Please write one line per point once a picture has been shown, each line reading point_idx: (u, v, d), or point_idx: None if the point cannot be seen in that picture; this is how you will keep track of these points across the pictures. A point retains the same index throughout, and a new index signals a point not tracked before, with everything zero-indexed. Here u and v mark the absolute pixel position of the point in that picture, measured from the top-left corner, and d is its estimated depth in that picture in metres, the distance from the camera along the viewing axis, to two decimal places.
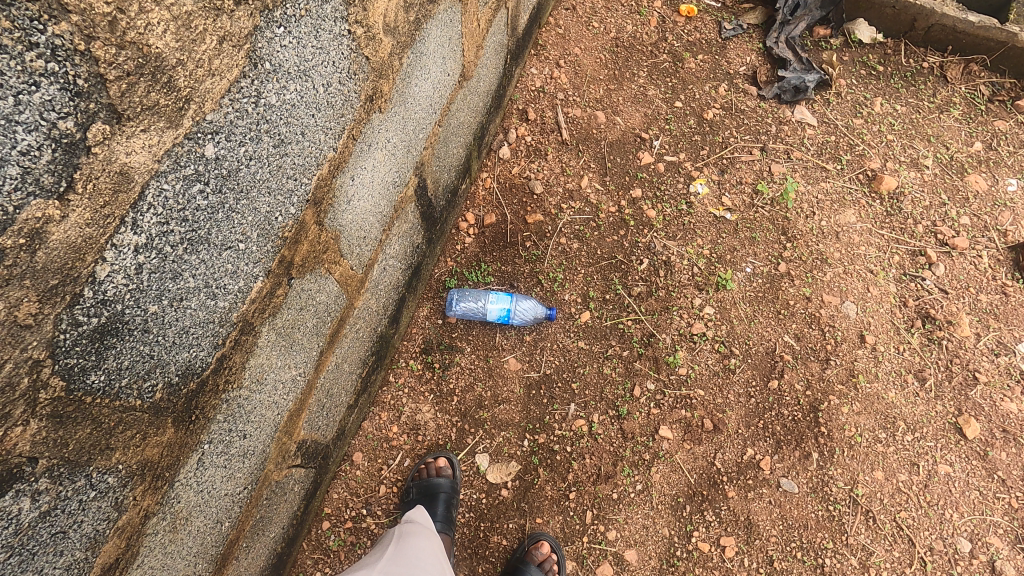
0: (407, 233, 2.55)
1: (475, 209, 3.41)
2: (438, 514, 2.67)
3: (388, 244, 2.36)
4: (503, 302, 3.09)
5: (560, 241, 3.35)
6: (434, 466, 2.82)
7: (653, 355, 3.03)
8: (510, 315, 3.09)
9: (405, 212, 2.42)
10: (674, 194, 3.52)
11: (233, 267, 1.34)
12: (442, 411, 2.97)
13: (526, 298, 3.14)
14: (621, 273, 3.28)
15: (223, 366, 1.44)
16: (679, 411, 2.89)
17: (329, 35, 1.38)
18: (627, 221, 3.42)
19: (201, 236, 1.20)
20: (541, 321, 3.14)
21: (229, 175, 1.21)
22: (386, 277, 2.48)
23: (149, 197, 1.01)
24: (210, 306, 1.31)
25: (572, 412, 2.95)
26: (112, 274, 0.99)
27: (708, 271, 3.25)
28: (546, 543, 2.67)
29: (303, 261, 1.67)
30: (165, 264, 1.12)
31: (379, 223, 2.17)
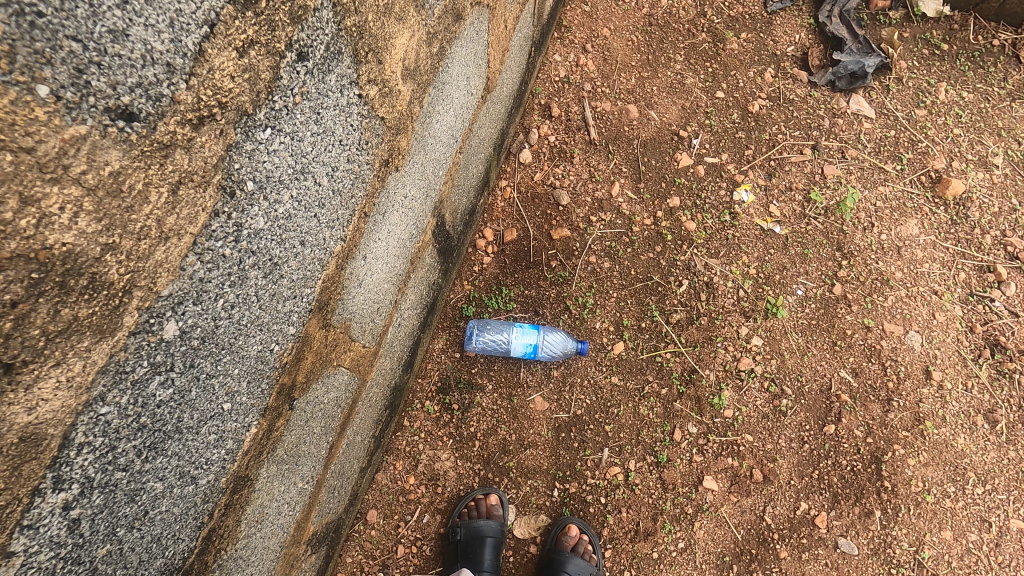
0: (424, 277, 2.20)
1: (494, 224, 3.03)
2: (486, 559, 2.50)
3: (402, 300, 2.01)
4: (529, 336, 2.76)
5: (589, 260, 2.99)
6: (485, 504, 2.59)
7: (695, 395, 2.74)
8: (537, 351, 2.76)
9: (421, 258, 2.05)
10: (716, 202, 3.13)
11: (218, 433, 1.05)
12: (463, 458, 2.70)
13: (554, 330, 2.82)
14: (658, 297, 2.93)
15: (214, 538, 1.14)
16: (725, 459, 2.62)
17: (335, 111, 1.06)
18: (664, 235, 3.04)
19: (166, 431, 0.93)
20: (572, 355, 2.81)
21: (201, 343, 0.94)
22: (401, 332, 2.13)
23: (78, 437, 0.78)
24: (189, 492, 1.02)
25: (606, 459, 2.68)
26: (30, 558, 0.77)
27: (756, 295, 2.91)
28: (574, 526, 2.56)
29: (309, 374, 1.35)
30: (116, 492, 0.87)
31: (393, 285, 1.81)
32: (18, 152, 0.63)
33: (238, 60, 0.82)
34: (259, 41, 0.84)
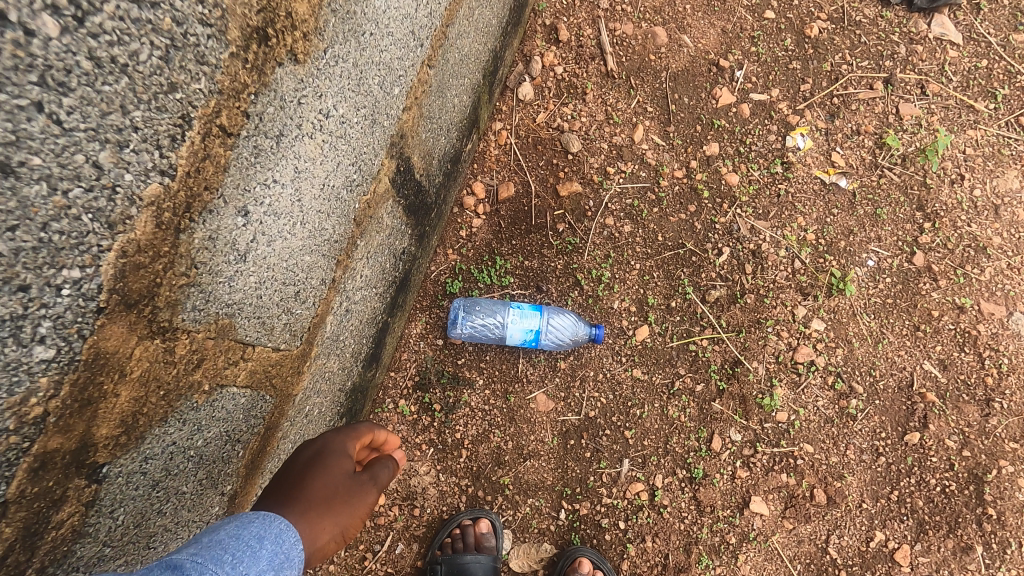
0: (385, 247, 1.62)
1: (485, 177, 2.41)
2: None
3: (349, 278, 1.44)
4: (530, 320, 2.18)
5: (606, 222, 2.38)
6: (473, 532, 2.07)
7: (739, 393, 2.17)
8: (540, 339, 2.19)
9: (377, 219, 1.47)
10: (764, 149, 2.50)
11: None
12: (446, 473, 2.15)
13: (561, 312, 2.22)
14: (692, 270, 2.34)
15: None
16: (778, 475, 2.08)
17: None
18: (699, 192, 2.43)
19: None
20: (584, 343, 2.23)
21: None
22: (354, 321, 1.57)
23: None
24: None
25: (627, 473, 2.14)
26: None
27: (816, 267, 2.31)
28: (586, 561, 2.04)
29: (101, 421, 0.87)
30: None
31: (319, 259, 1.27)
32: None
33: None
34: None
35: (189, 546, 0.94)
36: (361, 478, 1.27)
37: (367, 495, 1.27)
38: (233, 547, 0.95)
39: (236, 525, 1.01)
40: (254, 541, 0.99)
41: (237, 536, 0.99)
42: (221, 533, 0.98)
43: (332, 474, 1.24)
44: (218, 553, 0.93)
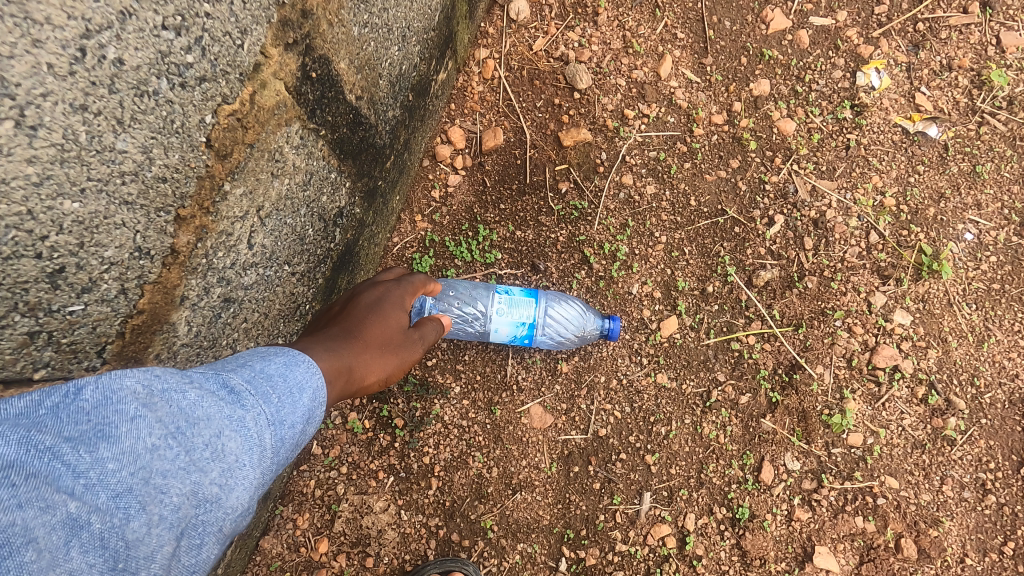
0: (287, 204, 1.05)
1: (466, 121, 1.84)
2: None
3: (200, 253, 0.90)
4: (521, 310, 1.59)
5: (623, 181, 1.82)
6: None
7: (799, 407, 1.64)
8: (534, 334, 1.61)
9: (246, 156, 0.91)
10: (828, 88, 1.93)
11: None
12: (411, 510, 1.63)
13: (561, 300, 1.67)
14: (736, 244, 1.79)
15: None
16: (850, 519, 1.56)
17: None
18: (744, 142, 1.87)
19: None
20: (592, 340, 1.68)
21: None
22: (232, 316, 1.03)
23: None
24: None
25: (648, 512, 1.63)
26: None
27: (900, 242, 1.76)
28: None
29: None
30: None
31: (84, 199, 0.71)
32: None
33: None
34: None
35: (238, 371, 0.79)
36: (410, 337, 1.24)
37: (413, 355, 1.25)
38: (283, 393, 0.81)
39: (283, 364, 0.86)
40: (296, 388, 0.84)
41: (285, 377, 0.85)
42: (269, 366, 0.83)
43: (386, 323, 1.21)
44: (267, 392, 0.79)
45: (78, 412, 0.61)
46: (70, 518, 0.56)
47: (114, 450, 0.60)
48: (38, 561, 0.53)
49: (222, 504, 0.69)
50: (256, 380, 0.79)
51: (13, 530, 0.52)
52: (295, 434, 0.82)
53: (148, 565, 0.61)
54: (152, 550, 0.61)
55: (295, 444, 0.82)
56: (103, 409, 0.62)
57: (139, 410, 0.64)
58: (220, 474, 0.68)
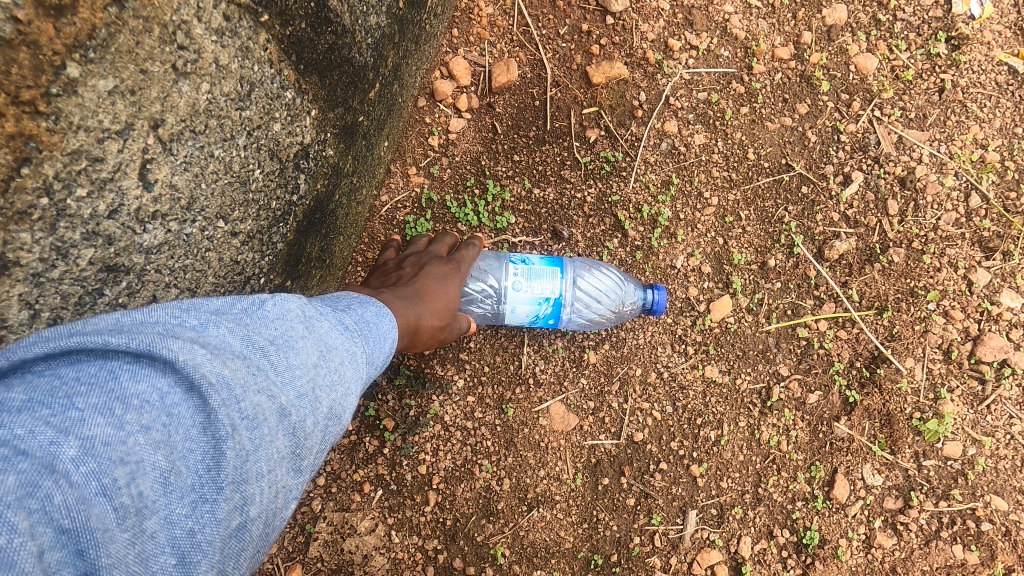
0: (206, 122, 0.73)
1: (471, 51, 1.48)
2: None
3: (26, 186, 0.58)
4: (550, 282, 1.24)
5: (666, 128, 1.47)
6: None
7: (881, 408, 1.33)
8: (563, 313, 1.28)
9: (108, 21, 0.58)
10: (918, 15, 1.55)
11: None
12: (404, 531, 1.33)
13: (592, 269, 1.36)
14: (803, 208, 1.45)
15: None
16: (944, 547, 1.27)
17: None
18: (815, 82, 1.52)
19: None
20: (633, 315, 1.37)
21: None
22: (125, 294, 0.72)
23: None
24: None
25: (694, 537, 1.33)
26: None
27: (1008, 208, 1.43)
28: None
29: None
30: None
31: None
32: None
33: None
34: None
35: (346, 312, 0.82)
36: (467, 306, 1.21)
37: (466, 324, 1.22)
38: (377, 336, 0.83)
39: (374, 310, 0.88)
40: (386, 332, 0.86)
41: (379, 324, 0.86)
42: (368, 312, 0.86)
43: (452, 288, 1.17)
44: (375, 333, 0.83)
45: (266, 320, 0.66)
46: (280, 407, 0.62)
47: (298, 358, 0.66)
48: (266, 437, 0.59)
49: (346, 419, 0.74)
50: (362, 322, 0.82)
51: (253, 407, 0.58)
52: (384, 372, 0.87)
53: (310, 456, 0.66)
54: (314, 443, 0.67)
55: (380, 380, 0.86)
56: (283, 321, 0.67)
57: (305, 328, 0.70)
58: (348, 395, 0.73)
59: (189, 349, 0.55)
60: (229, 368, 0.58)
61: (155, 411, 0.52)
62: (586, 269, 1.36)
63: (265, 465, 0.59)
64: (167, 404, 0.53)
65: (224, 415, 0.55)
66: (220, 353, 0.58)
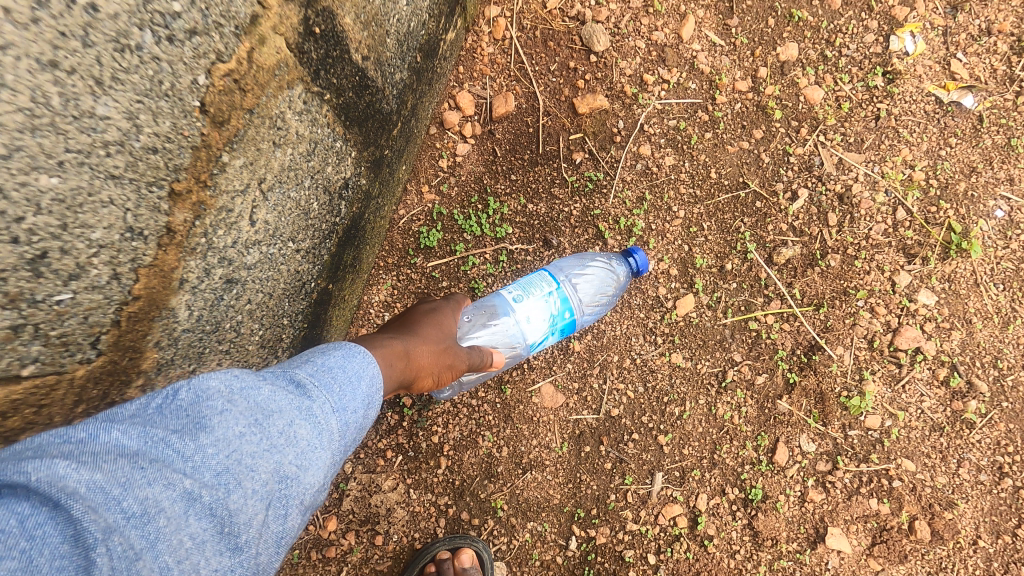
0: (289, 175, 0.99)
1: (474, 85, 1.74)
2: None
3: (195, 233, 0.83)
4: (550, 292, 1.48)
5: (640, 152, 1.73)
6: (452, 567, 1.55)
7: (816, 388, 1.60)
8: (577, 310, 1.54)
9: (244, 123, 0.83)
10: (857, 54, 1.81)
11: None
12: (420, 489, 1.61)
13: (576, 265, 1.60)
14: (756, 220, 1.71)
15: None
16: (864, 502, 1.54)
17: None
18: (769, 111, 1.77)
19: None
20: (627, 281, 1.65)
21: None
22: (235, 299, 0.97)
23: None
24: None
25: (660, 493, 1.60)
26: None
27: (928, 219, 1.69)
28: None
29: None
30: None
31: (69, 185, 0.63)
32: None
33: None
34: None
35: (304, 366, 0.77)
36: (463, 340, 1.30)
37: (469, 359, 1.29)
38: (344, 381, 0.78)
39: (347, 356, 0.84)
40: (355, 378, 0.80)
41: (347, 367, 0.81)
42: (333, 360, 0.81)
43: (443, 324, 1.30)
44: (343, 381, 0.78)
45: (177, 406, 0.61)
46: (186, 493, 0.57)
47: (210, 437, 0.59)
48: (166, 528, 0.55)
49: (307, 482, 0.67)
50: (326, 375, 0.77)
51: (141, 504, 0.54)
52: (364, 421, 0.80)
53: (249, 532, 0.61)
54: (253, 518, 0.61)
55: (357, 432, 0.78)
56: (195, 402, 0.61)
57: (225, 401, 0.63)
58: (300, 457, 0.66)
59: (49, 464, 0.51)
60: (106, 470, 0.53)
61: (12, 538, 0.47)
62: (573, 269, 1.59)
63: (170, 559, 0.54)
64: (29, 527, 0.48)
65: (96, 521, 0.51)
66: (98, 459, 0.54)
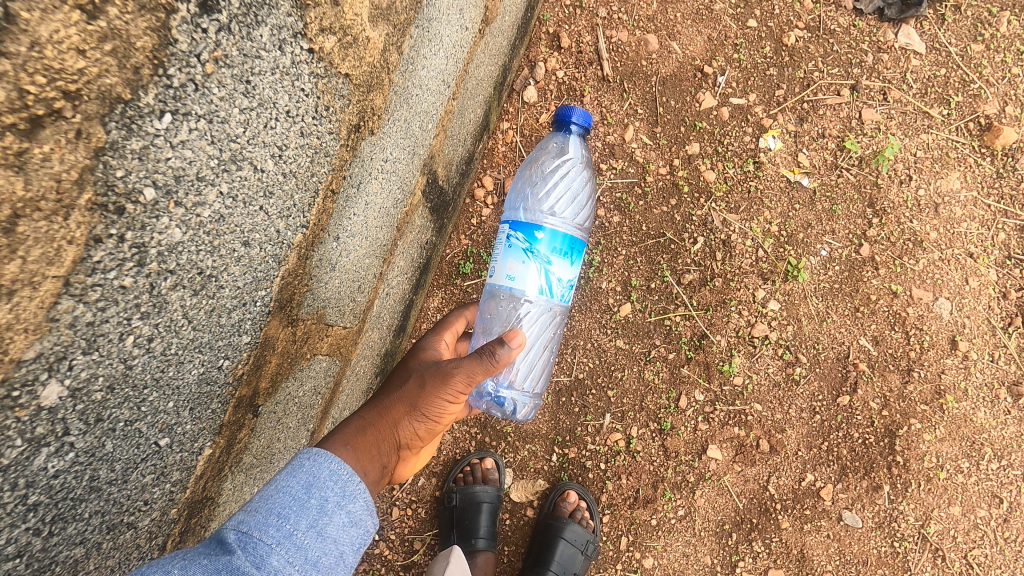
0: (415, 240, 1.99)
1: (493, 171, 2.76)
2: (482, 527, 2.43)
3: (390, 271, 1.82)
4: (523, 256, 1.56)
5: (599, 213, 2.73)
6: (480, 468, 2.52)
7: (704, 360, 2.58)
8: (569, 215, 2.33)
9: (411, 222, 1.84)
10: (738, 149, 2.80)
11: (163, 458, 0.98)
12: (459, 422, 2.58)
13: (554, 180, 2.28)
14: (670, 256, 2.70)
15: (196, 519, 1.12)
16: (731, 428, 2.52)
17: (261, 89, 0.89)
18: (680, 187, 2.76)
19: (94, 470, 0.85)
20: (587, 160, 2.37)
21: (110, 393, 0.83)
22: (391, 302, 1.97)
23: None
24: (136, 514, 0.96)
25: (608, 425, 2.57)
26: None
27: (776, 255, 2.69)
28: (573, 493, 2.49)
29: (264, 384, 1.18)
30: (44, 531, 0.81)
31: (378, 257, 1.62)
32: None
33: (88, 30, 0.65)
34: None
35: (226, 528, 1.02)
36: (432, 375, 1.53)
37: (441, 391, 1.51)
38: (269, 519, 1.04)
39: (291, 475, 1.13)
40: (296, 497, 1.09)
41: (286, 492, 1.10)
42: (289, 482, 1.11)
43: (413, 378, 1.59)
44: (280, 510, 1.06)
45: None
46: None
47: None
48: None
49: None
50: (262, 515, 1.04)
51: None
52: (319, 521, 1.08)
53: None
54: None
55: (322, 539, 1.07)
56: None
57: None
58: None
59: None
60: None
61: None
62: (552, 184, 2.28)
63: None
64: None
65: None
66: None
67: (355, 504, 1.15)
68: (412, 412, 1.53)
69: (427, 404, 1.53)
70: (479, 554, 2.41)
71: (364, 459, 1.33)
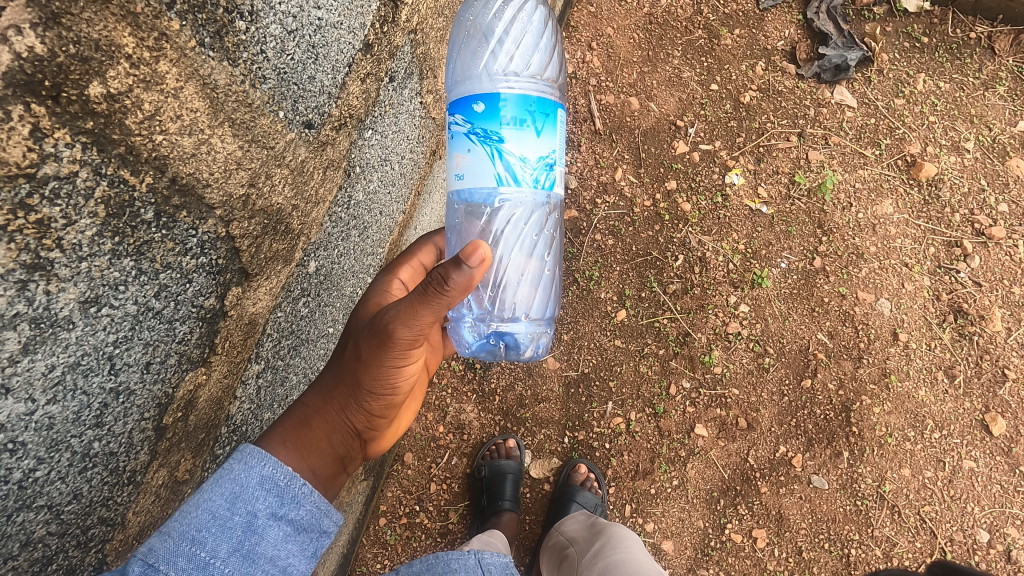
0: None
1: None
2: (507, 493, 2.88)
3: None
4: (481, 147, 1.61)
5: (595, 238, 3.33)
6: (504, 447, 2.99)
7: (688, 354, 3.10)
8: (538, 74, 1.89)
9: None
10: (709, 185, 3.42)
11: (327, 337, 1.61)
12: (485, 410, 3.06)
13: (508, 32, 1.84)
14: (657, 270, 3.27)
15: None
16: (714, 410, 3.01)
17: (405, 117, 1.56)
18: (662, 216, 3.37)
19: (305, 328, 1.46)
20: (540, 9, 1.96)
21: (324, 290, 1.47)
22: None
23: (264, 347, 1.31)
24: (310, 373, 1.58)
25: (610, 411, 3.05)
26: (246, 383, 1.31)
27: (744, 268, 3.25)
28: (582, 466, 2.97)
29: None
30: (281, 362, 1.41)
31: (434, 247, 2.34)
32: (268, 148, 1.07)
33: (361, 86, 1.30)
34: (374, 73, 1.33)
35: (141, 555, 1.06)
36: (370, 344, 1.47)
37: (380, 361, 1.47)
38: (186, 543, 1.09)
39: (217, 486, 1.19)
40: (225, 514, 1.16)
41: (213, 509, 1.16)
42: (214, 498, 1.17)
43: (351, 345, 1.52)
44: (195, 535, 1.11)
45: None
46: None
47: None
48: None
49: None
50: (173, 542, 1.09)
51: None
52: (246, 542, 1.16)
53: None
54: None
55: (252, 557, 1.16)
56: None
57: None
58: None
59: None
60: None
61: None
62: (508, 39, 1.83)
63: None
64: None
65: None
66: None
67: (291, 517, 1.25)
68: (357, 390, 1.53)
69: (371, 374, 1.49)
70: (504, 515, 2.87)
71: (308, 461, 1.38)
